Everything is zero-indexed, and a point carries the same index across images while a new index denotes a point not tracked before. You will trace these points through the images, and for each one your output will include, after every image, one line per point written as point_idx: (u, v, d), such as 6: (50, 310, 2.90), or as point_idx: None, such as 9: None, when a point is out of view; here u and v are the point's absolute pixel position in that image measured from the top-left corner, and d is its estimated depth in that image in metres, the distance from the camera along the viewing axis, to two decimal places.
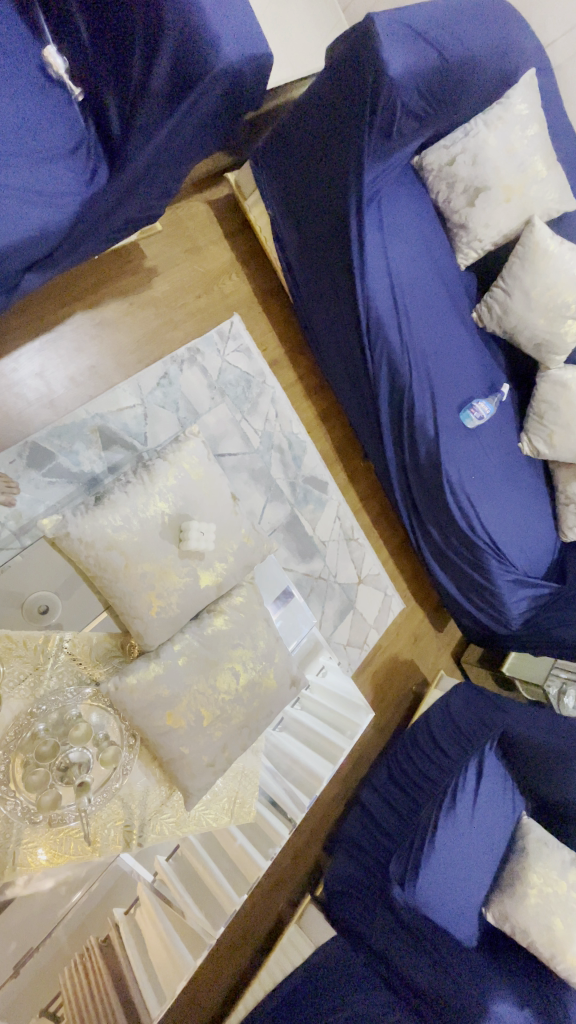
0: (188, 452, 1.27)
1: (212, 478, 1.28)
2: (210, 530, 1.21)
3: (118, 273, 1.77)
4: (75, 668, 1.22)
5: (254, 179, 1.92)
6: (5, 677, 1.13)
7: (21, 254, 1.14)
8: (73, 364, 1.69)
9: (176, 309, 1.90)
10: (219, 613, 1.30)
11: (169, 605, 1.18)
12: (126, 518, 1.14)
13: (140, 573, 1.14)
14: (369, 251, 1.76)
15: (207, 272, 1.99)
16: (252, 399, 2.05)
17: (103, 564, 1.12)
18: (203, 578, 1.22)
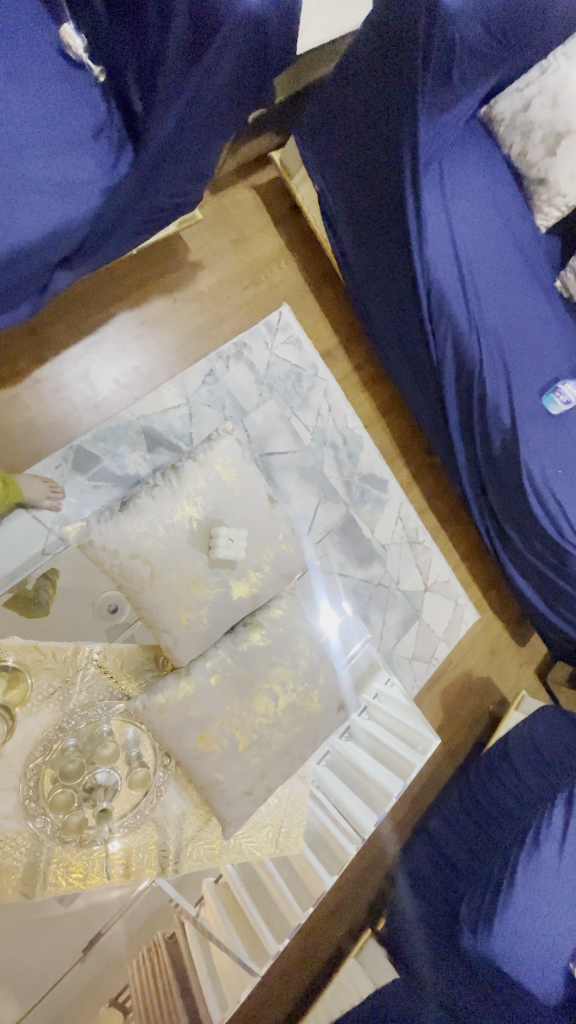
0: (220, 451, 1.16)
1: (247, 480, 1.16)
2: (242, 537, 1.10)
3: (161, 269, 1.72)
4: (106, 683, 1.15)
5: (300, 155, 1.79)
6: (34, 691, 1.09)
7: (46, 251, 1.11)
8: (117, 365, 1.65)
9: (222, 302, 1.81)
10: (256, 627, 1.18)
11: (199, 619, 1.09)
12: (152, 522, 1.06)
13: (166, 584, 1.06)
14: (429, 220, 1.57)
15: (254, 262, 1.89)
16: (302, 393, 1.92)
17: (127, 572, 1.04)
18: (236, 588, 1.12)
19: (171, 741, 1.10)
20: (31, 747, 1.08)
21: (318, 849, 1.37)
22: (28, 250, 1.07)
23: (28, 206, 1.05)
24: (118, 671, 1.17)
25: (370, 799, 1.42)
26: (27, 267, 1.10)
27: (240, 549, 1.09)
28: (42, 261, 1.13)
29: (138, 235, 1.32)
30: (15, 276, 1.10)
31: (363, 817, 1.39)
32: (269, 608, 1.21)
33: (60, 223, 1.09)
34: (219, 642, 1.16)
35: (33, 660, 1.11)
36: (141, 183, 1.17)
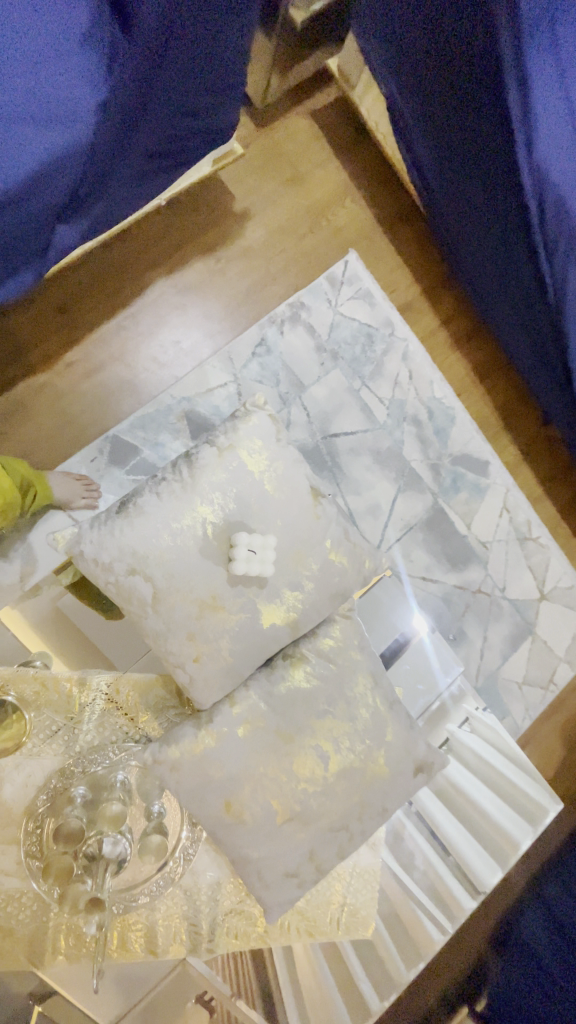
0: (245, 430, 0.88)
1: (282, 466, 0.88)
2: (272, 548, 0.82)
3: (201, 224, 1.47)
4: (117, 722, 0.96)
5: (365, 57, 1.43)
6: (35, 729, 0.92)
7: (37, 199, 0.92)
8: (155, 340, 1.43)
9: (274, 256, 1.52)
10: (299, 664, 0.90)
11: (219, 652, 0.83)
12: (154, 530, 0.82)
13: (176, 608, 0.81)
14: (540, 87, 1.07)
15: (312, 205, 1.57)
16: (375, 358, 1.57)
17: (125, 592, 0.82)
18: (265, 615, 0.84)
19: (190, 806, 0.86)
20: (34, 794, 0.91)
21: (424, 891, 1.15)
22: (14, 197, 0.88)
23: (9, 140, 0.86)
24: (135, 709, 0.97)
25: (473, 830, 1.16)
26: (18, 221, 0.92)
27: (267, 566, 0.81)
28: (35, 212, 0.93)
29: (143, 166, 1.09)
30: (6, 234, 0.92)
31: (479, 864, 1.12)
32: (315, 634, 0.93)
33: (48, 160, 0.88)
34: (249, 681, 0.89)
35: (34, 694, 0.93)
36: (139, 91, 0.95)
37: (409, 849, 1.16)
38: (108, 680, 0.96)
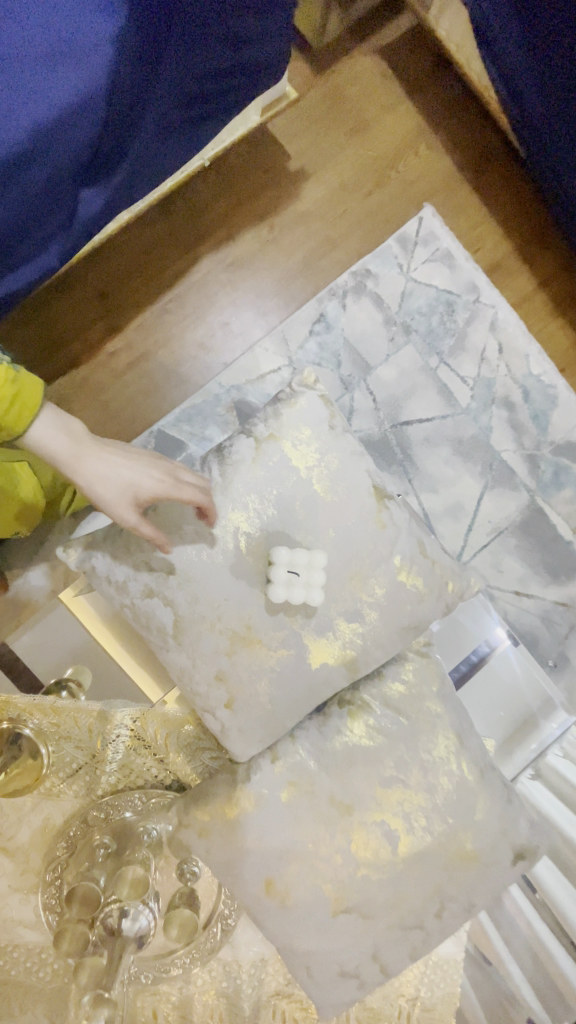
0: (291, 418, 0.70)
1: (336, 461, 0.69)
2: (319, 570, 0.64)
3: (252, 186, 1.29)
4: (144, 761, 0.82)
5: None
6: (54, 767, 0.80)
7: (56, 161, 0.79)
8: (201, 322, 1.28)
9: (335, 219, 1.32)
10: (359, 714, 0.71)
11: (256, 699, 0.66)
12: (284, 554, 0.63)
13: (203, 644, 0.65)
14: None
15: (379, 158, 1.35)
16: (456, 330, 1.32)
17: (143, 619, 0.67)
18: (313, 654, 0.66)
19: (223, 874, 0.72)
20: (53, 839, 0.80)
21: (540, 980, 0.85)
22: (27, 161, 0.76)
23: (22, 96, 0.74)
24: (164, 747, 0.81)
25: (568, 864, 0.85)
26: (35, 188, 0.80)
27: (312, 593, 0.64)
28: (53, 177, 0.81)
29: (177, 113, 0.93)
30: (23, 206, 0.81)
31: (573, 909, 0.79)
32: (381, 676, 0.74)
33: (63, 111, 0.75)
34: (296, 733, 0.72)
35: (52, 725, 0.80)
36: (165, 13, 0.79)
37: (512, 918, 0.92)
38: (134, 712, 0.80)
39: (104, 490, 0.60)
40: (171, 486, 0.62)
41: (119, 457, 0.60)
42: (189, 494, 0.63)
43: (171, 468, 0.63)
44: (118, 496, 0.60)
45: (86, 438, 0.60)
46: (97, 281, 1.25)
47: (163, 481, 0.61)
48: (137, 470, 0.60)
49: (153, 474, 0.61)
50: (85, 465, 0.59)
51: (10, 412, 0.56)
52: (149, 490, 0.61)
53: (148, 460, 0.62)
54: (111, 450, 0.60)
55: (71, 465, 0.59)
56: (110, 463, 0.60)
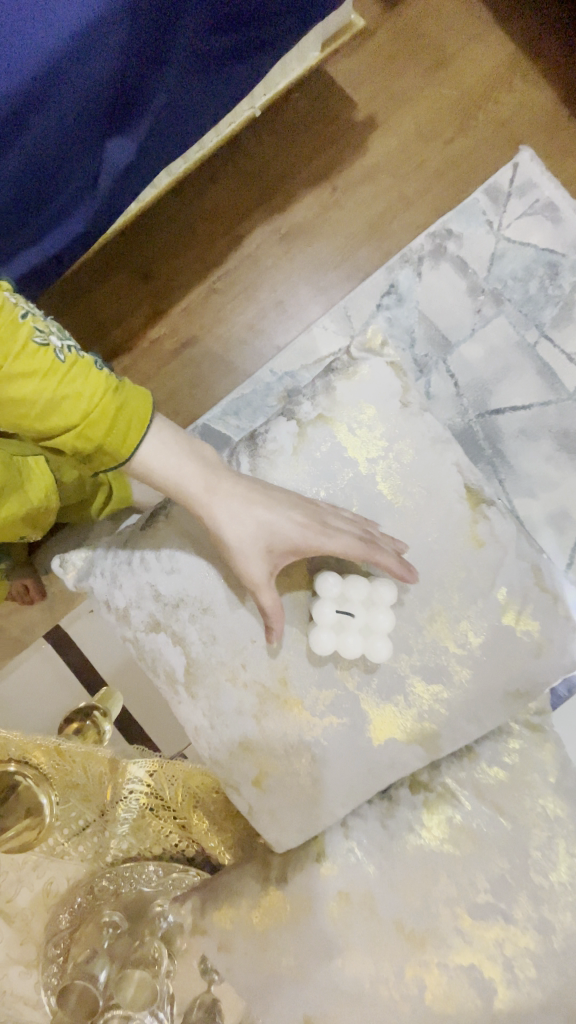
0: (346, 393, 0.62)
1: (409, 439, 0.62)
2: (383, 616, 0.57)
3: (313, 141, 1.11)
4: (158, 828, 0.68)
5: None
6: (58, 822, 0.66)
7: (74, 97, 0.65)
8: (252, 302, 1.13)
9: (409, 174, 1.12)
10: (444, 806, 0.61)
11: (327, 777, 0.58)
12: (385, 592, 0.58)
13: (265, 725, 0.58)
14: None
15: (464, 97, 1.13)
16: (562, 297, 1.07)
17: (155, 659, 0.61)
18: (375, 730, 0.59)
19: (261, 989, 0.57)
20: (57, 904, 0.68)
21: None
22: (40, 97, 0.62)
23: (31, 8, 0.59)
24: (186, 809, 0.67)
25: None
26: (51, 134, 0.67)
27: (372, 646, 0.57)
28: (72, 119, 0.67)
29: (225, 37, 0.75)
30: (38, 159, 0.69)
31: None
32: (472, 755, 0.64)
33: (76, 38, 0.60)
34: (349, 822, 0.61)
35: (57, 770, 0.66)
36: None
37: None
38: (152, 764, 0.67)
39: (235, 536, 0.56)
40: (316, 538, 0.55)
41: (255, 498, 0.56)
42: (340, 546, 0.55)
43: (314, 509, 0.57)
44: (253, 544, 0.56)
45: (220, 474, 0.57)
46: (138, 258, 1.12)
47: (302, 530, 0.56)
48: (274, 514, 0.56)
49: (291, 519, 0.56)
50: (214, 501, 0.56)
51: (114, 430, 0.50)
52: (285, 539, 0.56)
53: (288, 499, 0.57)
54: (248, 488, 0.57)
55: (203, 504, 0.56)
56: (246, 505, 0.56)
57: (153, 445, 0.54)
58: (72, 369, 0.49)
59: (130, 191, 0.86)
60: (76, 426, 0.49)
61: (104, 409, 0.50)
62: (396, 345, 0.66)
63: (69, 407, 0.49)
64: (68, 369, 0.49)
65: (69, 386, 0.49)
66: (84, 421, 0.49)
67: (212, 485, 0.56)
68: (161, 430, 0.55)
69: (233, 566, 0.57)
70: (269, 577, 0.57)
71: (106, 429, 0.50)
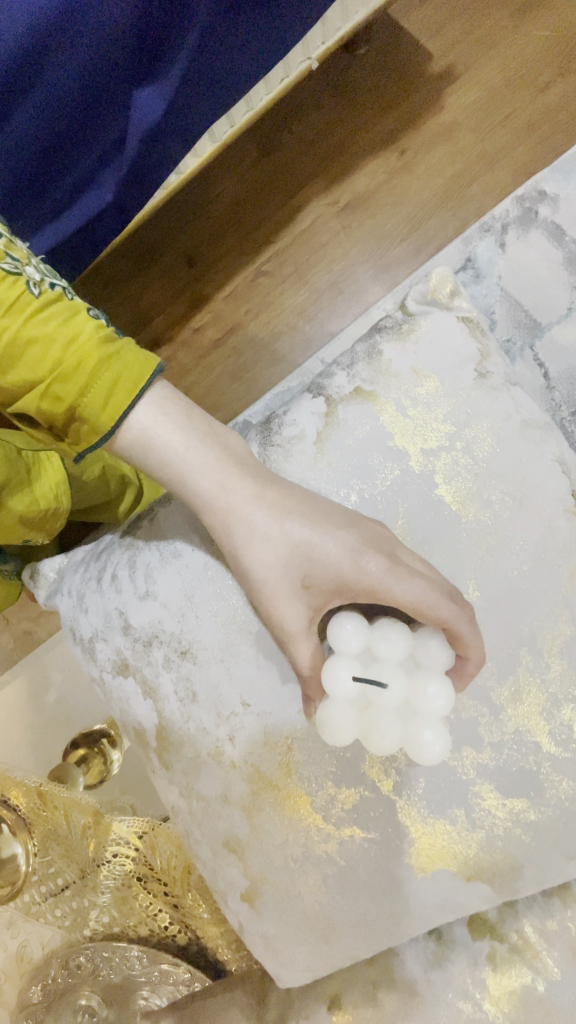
0: (397, 359, 0.52)
1: (488, 406, 0.50)
2: (433, 692, 0.43)
3: (380, 97, 0.98)
4: (142, 903, 0.57)
5: None
6: (35, 877, 0.55)
7: (91, 35, 0.57)
8: (303, 284, 1.00)
9: (493, 129, 0.96)
10: (521, 957, 0.49)
11: (372, 909, 0.47)
12: (438, 654, 0.44)
13: (286, 836, 0.47)
14: None
15: (563, 36, 0.95)
16: None
17: (121, 707, 0.51)
18: (418, 858, 0.47)
19: None
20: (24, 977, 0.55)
21: None
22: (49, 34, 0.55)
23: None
24: (179, 888, 0.57)
25: None
26: (68, 82, 0.60)
27: (417, 737, 0.43)
28: (84, 67, 0.59)
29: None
30: (55, 115, 0.62)
31: None
32: (567, 895, 0.51)
33: None
34: (379, 963, 0.51)
35: (36, 812, 0.56)
36: None
37: None
38: (142, 824, 0.57)
39: (262, 559, 0.45)
40: (379, 577, 0.43)
41: (290, 510, 0.45)
42: (411, 596, 0.42)
43: (384, 539, 0.45)
44: (285, 574, 0.45)
45: (244, 474, 0.46)
46: (183, 240, 1.03)
47: (351, 559, 0.43)
48: (316, 532, 0.44)
49: (338, 544, 0.44)
50: (238, 503, 0.45)
51: (95, 388, 0.42)
52: (327, 571, 0.44)
53: (333, 515, 0.45)
54: (283, 496, 0.45)
55: (223, 510, 0.45)
56: (278, 516, 0.45)
57: (160, 428, 0.45)
58: (50, 312, 0.42)
59: (166, 156, 0.77)
60: (47, 379, 0.42)
61: (82, 361, 0.42)
62: (467, 296, 0.55)
63: (40, 355, 0.42)
64: (41, 312, 0.42)
65: (42, 329, 0.41)
66: (56, 371, 0.41)
67: (230, 485, 0.45)
68: (163, 399, 0.46)
69: (257, 596, 0.46)
70: (308, 625, 0.45)
71: (83, 384, 0.42)
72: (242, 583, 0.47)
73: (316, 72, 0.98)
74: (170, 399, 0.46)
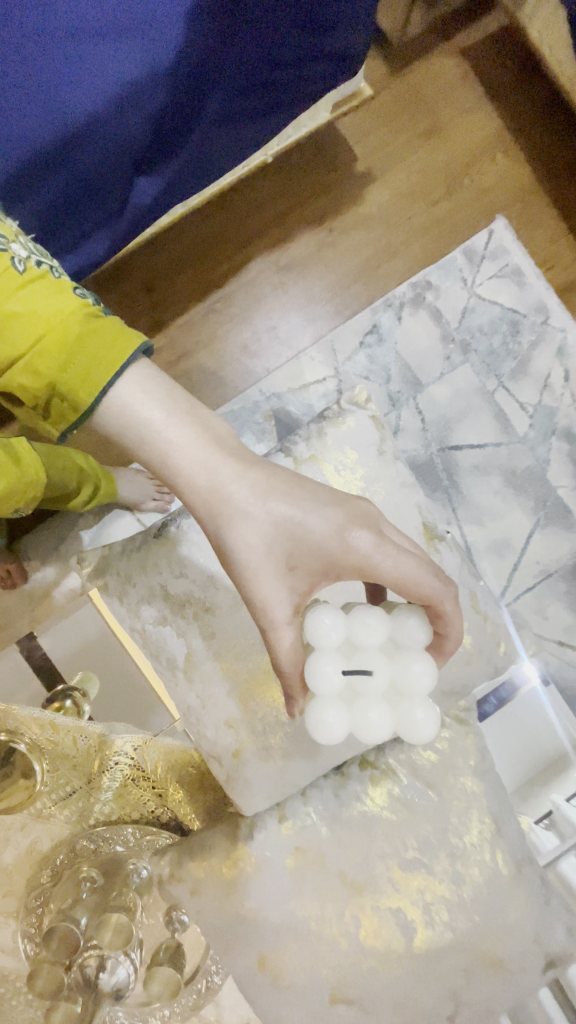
0: (335, 438, 0.77)
1: (386, 468, 0.77)
2: (417, 666, 0.58)
3: (315, 186, 1.23)
4: (142, 790, 0.79)
5: None
6: (46, 789, 0.73)
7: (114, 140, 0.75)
8: (247, 326, 1.22)
9: (399, 226, 1.25)
10: None
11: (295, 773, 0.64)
12: (416, 631, 0.58)
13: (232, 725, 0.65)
14: None
15: (450, 164, 1.27)
16: (520, 355, 1.21)
17: (153, 646, 0.68)
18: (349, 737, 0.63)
19: (219, 932, 0.62)
20: (37, 867, 0.75)
21: None
22: (82, 136, 0.72)
23: (80, 63, 0.70)
24: (164, 783, 0.78)
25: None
26: (90, 168, 0.77)
27: (404, 708, 0.58)
28: (106, 159, 0.77)
29: (245, 97, 0.86)
30: (76, 188, 0.78)
31: None
32: None
33: (114, 98, 0.70)
34: None
35: (50, 741, 0.74)
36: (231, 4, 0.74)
37: None
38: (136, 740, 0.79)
39: (250, 531, 0.58)
40: (365, 548, 0.57)
41: (273, 493, 0.58)
42: (392, 565, 0.57)
43: (370, 519, 0.60)
44: (272, 546, 0.58)
45: (225, 457, 0.58)
46: (144, 275, 1.20)
47: (336, 533, 0.57)
48: (296, 507, 0.58)
49: (322, 521, 0.58)
50: (228, 482, 0.58)
51: (83, 356, 0.55)
52: (311, 548, 0.58)
53: (312, 498, 0.59)
54: (265, 480, 0.58)
55: (208, 484, 0.58)
56: (262, 496, 0.58)
57: (142, 405, 0.57)
58: (42, 287, 0.57)
59: (149, 219, 0.94)
60: (40, 342, 0.56)
61: (74, 336, 0.56)
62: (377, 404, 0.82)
63: (42, 332, 0.56)
64: (46, 300, 0.57)
65: (36, 301, 0.56)
66: (51, 344, 0.55)
67: (214, 461, 0.58)
68: (143, 378, 0.58)
69: (247, 573, 0.58)
70: (294, 610, 0.58)
71: (74, 352, 0.55)
72: (230, 555, 0.59)
73: (270, 165, 1.22)
74: (151, 378, 0.58)
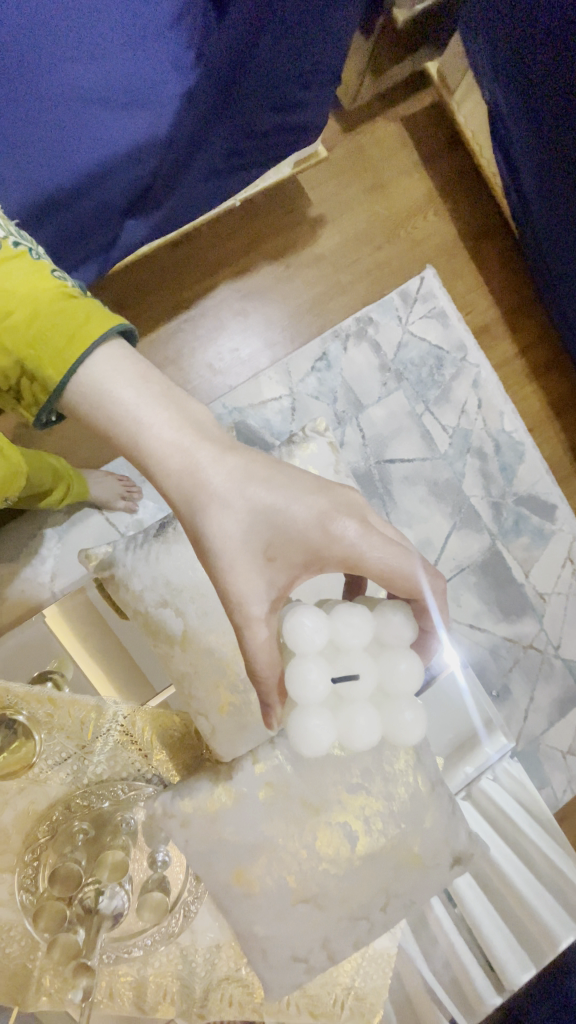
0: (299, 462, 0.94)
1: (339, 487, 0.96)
2: (404, 665, 0.70)
3: (273, 227, 1.39)
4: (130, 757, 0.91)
5: (462, 54, 1.29)
6: (43, 754, 0.86)
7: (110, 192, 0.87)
8: (212, 345, 1.35)
9: (346, 265, 1.44)
10: None
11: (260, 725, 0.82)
12: (403, 626, 0.70)
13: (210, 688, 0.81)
14: None
15: (390, 215, 1.47)
16: (442, 385, 1.44)
17: (154, 624, 0.82)
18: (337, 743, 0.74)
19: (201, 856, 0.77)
20: (34, 824, 0.85)
21: (452, 977, 0.97)
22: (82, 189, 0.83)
23: (84, 129, 0.81)
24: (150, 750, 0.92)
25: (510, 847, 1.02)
26: (87, 214, 0.88)
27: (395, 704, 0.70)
28: (102, 207, 0.88)
29: (223, 160, 1.01)
30: (73, 230, 0.89)
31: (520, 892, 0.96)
32: None
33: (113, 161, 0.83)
34: None
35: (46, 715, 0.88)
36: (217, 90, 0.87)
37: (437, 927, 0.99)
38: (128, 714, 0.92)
39: (230, 513, 0.67)
40: (355, 536, 0.70)
41: (255, 482, 0.67)
42: (377, 553, 0.70)
43: (357, 508, 0.72)
44: (256, 528, 0.68)
45: (200, 439, 0.66)
46: (117, 294, 1.31)
47: (321, 525, 0.69)
48: (290, 499, 0.69)
49: (307, 511, 0.69)
50: (202, 463, 0.66)
51: (59, 332, 0.64)
52: (298, 537, 0.70)
53: (288, 489, 0.69)
54: (245, 466, 0.67)
55: (182, 464, 0.66)
56: (244, 482, 0.67)
57: (119, 388, 0.64)
58: (26, 275, 0.67)
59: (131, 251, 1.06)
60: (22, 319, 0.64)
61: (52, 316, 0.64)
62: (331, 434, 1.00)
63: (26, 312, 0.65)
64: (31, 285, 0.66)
65: (21, 286, 0.66)
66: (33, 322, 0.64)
67: (188, 443, 0.65)
68: (117, 360, 0.64)
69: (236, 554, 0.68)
70: (276, 600, 0.69)
71: (51, 328, 0.64)
72: (206, 535, 0.68)
73: (238, 208, 1.37)
74: (123, 358, 0.65)
